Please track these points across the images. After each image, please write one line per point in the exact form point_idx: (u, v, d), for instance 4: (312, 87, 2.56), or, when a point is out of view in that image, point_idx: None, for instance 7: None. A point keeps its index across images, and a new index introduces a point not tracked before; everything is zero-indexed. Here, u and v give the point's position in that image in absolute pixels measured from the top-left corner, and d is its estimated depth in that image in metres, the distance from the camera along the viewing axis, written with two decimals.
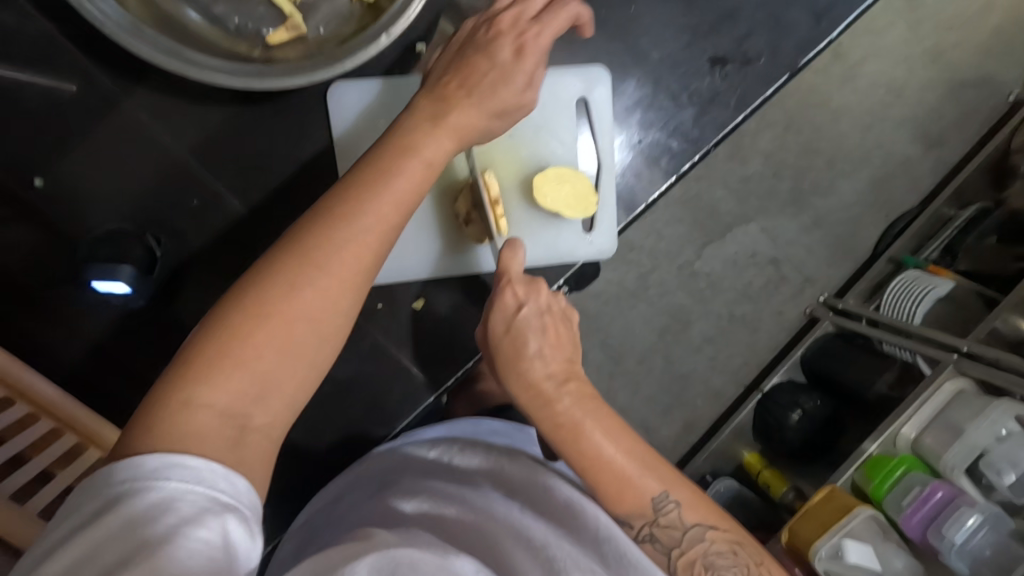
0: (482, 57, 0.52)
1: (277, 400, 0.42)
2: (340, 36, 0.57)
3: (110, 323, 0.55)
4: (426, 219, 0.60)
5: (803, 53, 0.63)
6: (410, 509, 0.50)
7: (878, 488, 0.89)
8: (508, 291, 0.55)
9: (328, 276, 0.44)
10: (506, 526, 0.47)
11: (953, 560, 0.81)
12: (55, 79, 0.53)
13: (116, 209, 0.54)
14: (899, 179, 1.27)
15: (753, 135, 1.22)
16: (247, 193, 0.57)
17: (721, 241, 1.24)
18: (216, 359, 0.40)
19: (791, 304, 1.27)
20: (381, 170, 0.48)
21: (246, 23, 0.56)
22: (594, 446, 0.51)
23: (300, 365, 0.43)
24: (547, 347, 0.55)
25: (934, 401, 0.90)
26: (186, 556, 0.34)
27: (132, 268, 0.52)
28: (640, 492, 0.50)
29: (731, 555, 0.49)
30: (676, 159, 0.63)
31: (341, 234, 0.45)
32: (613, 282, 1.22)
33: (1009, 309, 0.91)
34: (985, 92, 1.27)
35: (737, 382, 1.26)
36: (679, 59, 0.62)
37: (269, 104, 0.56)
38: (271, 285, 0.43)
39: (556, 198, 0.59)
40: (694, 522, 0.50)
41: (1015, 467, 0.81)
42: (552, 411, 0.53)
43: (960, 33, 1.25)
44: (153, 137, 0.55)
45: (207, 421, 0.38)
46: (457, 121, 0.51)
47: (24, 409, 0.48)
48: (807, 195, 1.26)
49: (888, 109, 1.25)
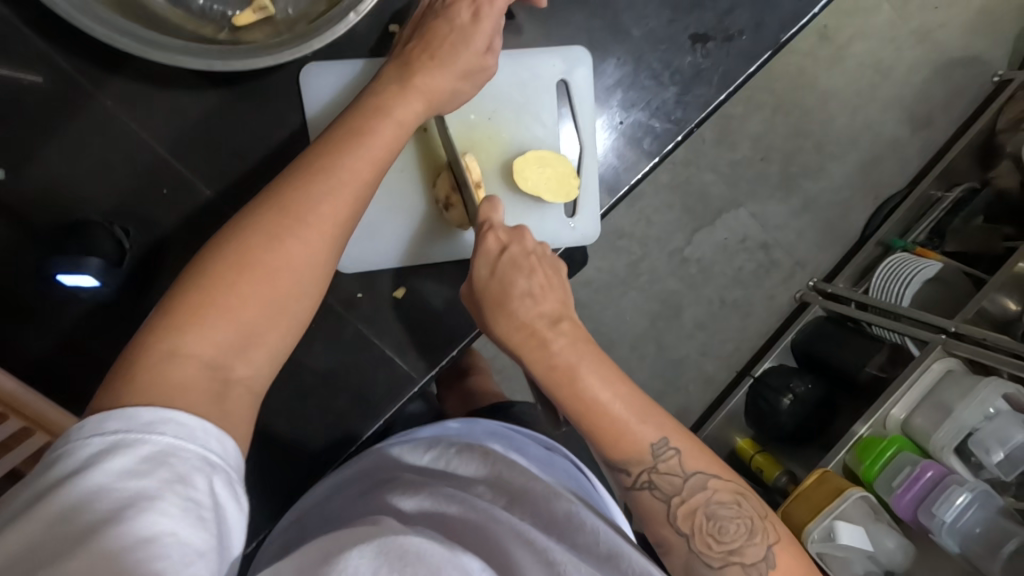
0: (443, 23, 0.52)
1: (258, 353, 0.43)
2: (309, 15, 0.54)
3: (78, 316, 0.53)
4: (406, 202, 0.60)
5: (786, 29, 0.60)
6: (406, 507, 0.48)
7: (869, 470, 0.89)
8: (490, 235, 0.53)
9: (309, 233, 0.46)
10: (507, 526, 0.44)
11: (943, 538, 0.81)
12: (14, 66, 0.51)
13: (81, 199, 0.53)
14: (887, 161, 1.27)
15: (741, 119, 1.22)
16: (219, 180, 0.55)
17: (711, 226, 1.24)
18: (202, 310, 0.41)
19: (781, 288, 1.27)
20: (356, 131, 0.49)
21: (211, 5, 0.54)
22: (588, 395, 0.53)
23: (280, 320, 0.44)
24: (537, 286, 0.54)
25: (923, 382, 0.91)
26: (176, 511, 0.33)
27: (100, 261, 0.50)
28: (637, 438, 0.53)
29: (733, 505, 0.52)
30: (659, 140, 0.60)
31: (320, 193, 0.46)
32: (604, 269, 1.22)
33: (994, 289, 0.91)
34: (972, 71, 1.27)
35: (730, 367, 1.26)
36: (660, 35, 0.60)
37: (237, 87, 0.55)
38: (251, 241, 0.44)
39: (538, 181, 0.58)
40: (694, 471, 0.53)
41: (1003, 445, 0.81)
42: (546, 352, 0.54)
43: (946, 13, 1.25)
44: (119, 124, 0.53)
45: (193, 370, 0.40)
46: (426, 84, 0.51)
47: None
48: (797, 178, 1.26)
49: (876, 90, 1.25)
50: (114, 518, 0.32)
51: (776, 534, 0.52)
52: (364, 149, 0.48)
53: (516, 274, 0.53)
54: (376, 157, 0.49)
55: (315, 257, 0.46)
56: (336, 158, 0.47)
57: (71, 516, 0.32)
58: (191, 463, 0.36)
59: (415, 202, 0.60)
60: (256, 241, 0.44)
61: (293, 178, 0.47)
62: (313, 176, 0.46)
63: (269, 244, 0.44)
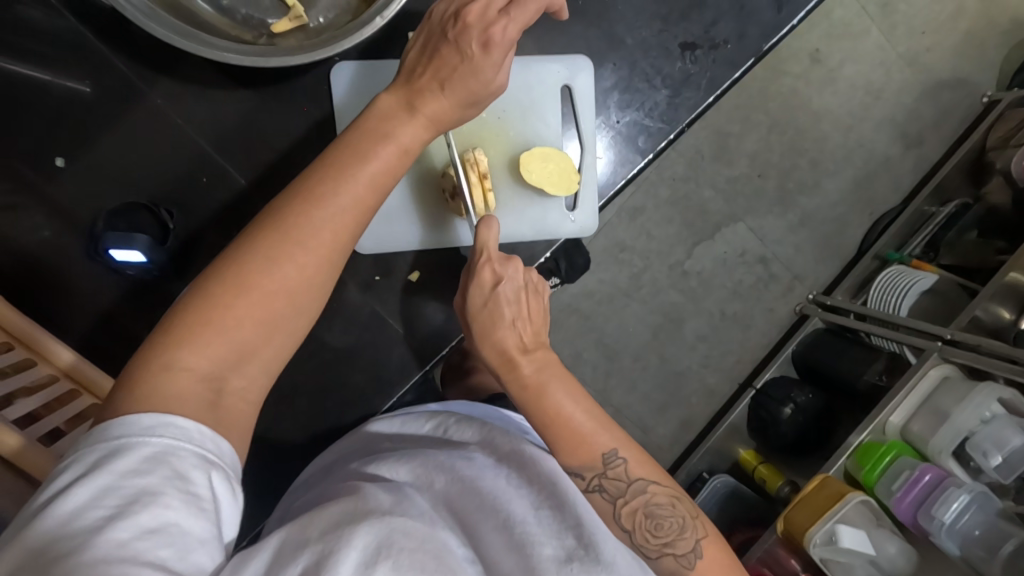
0: (450, 56, 0.54)
1: (254, 367, 0.46)
2: (340, 25, 0.61)
3: (119, 290, 0.59)
4: (414, 201, 0.66)
5: (766, 39, 0.65)
6: (395, 476, 0.54)
7: (869, 474, 0.90)
8: (486, 268, 0.57)
9: (306, 253, 0.48)
10: (491, 501, 0.48)
11: (943, 540, 0.82)
12: (75, 70, 0.58)
13: (130, 188, 0.59)
14: (882, 178, 1.31)
15: (738, 137, 1.26)
16: (251, 169, 0.61)
17: (711, 240, 1.27)
18: (200, 326, 0.44)
19: (781, 301, 1.30)
20: (358, 155, 0.51)
21: (251, 14, 0.60)
22: (554, 407, 0.56)
23: (275, 335, 0.47)
24: (519, 318, 0.59)
25: (920, 389, 0.92)
26: (178, 504, 0.37)
27: (147, 238, 0.56)
28: (592, 446, 0.55)
29: (669, 507, 0.55)
30: (653, 138, 0.65)
31: (320, 216, 0.48)
32: (606, 281, 1.24)
33: (988, 299, 0.93)
34: (960, 93, 1.32)
35: (732, 379, 1.29)
36: (651, 44, 0.64)
37: (272, 87, 0.61)
38: (252, 262, 0.46)
39: (541, 174, 0.63)
40: (638, 477, 0.55)
41: (1001, 448, 0.82)
42: (516, 375, 0.58)
43: (933, 38, 1.30)
44: (170, 121, 0.60)
45: (191, 384, 0.42)
46: (430, 112, 0.54)
47: (46, 370, 0.52)
48: (793, 194, 1.29)
49: (868, 110, 1.30)
50: (122, 512, 0.35)
51: (704, 531, 0.54)
52: (365, 171, 0.51)
53: (501, 308, 0.58)
54: (374, 180, 0.51)
55: (313, 275, 0.49)
56: (339, 179, 0.50)
57: (80, 513, 0.35)
58: (188, 461, 0.39)
59: (422, 196, 0.66)
60: (256, 262, 0.46)
61: (293, 200, 0.49)
62: (314, 200, 0.49)
63: (269, 264, 0.47)
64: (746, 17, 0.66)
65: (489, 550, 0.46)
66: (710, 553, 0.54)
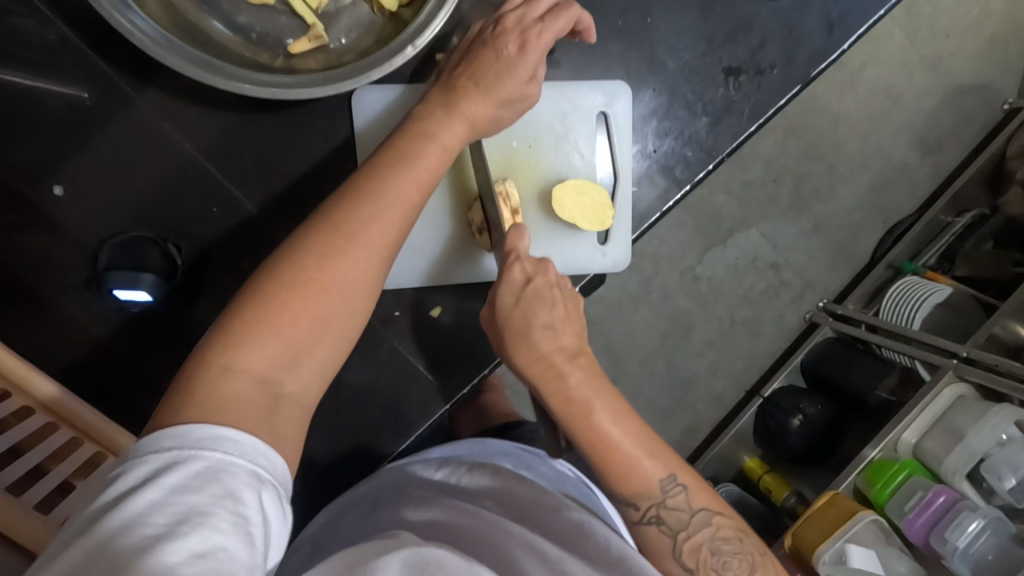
0: (484, 60, 0.53)
1: (310, 369, 0.44)
2: (361, 46, 0.58)
3: (118, 321, 0.56)
4: (441, 211, 0.63)
5: (814, 64, 0.62)
6: (418, 516, 0.52)
7: (880, 492, 0.89)
8: (515, 265, 0.54)
9: (360, 247, 0.46)
10: (517, 541, 0.47)
11: (955, 564, 0.80)
12: (69, 87, 0.54)
13: (121, 210, 0.56)
14: (898, 185, 1.28)
15: (754, 141, 1.23)
16: (254, 193, 0.58)
17: (723, 245, 1.25)
18: (257, 324, 0.42)
19: (792, 309, 1.28)
20: (401, 157, 0.50)
21: (267, 33, 0.57)
22: (596, 426, 0.53)
23: (329, 334, 0.45)
24: (557, 319, 0.54)
25: (935, 406, 0.91)
26: (226, 527, 0.34)
27: (152, 276, 0.55)
28: (644, 476, 0.53)
29: (736, 542, 0.53)
30: (691, 168, 0.62)
31: (370, 212, 0.47)
32: (615, 285, 1.22)
33: (1006, 315, 0.92)
34: (982, 99, 1.29)
35: (739, 387, 1.27)
36: (694, 68, 0.61)
37: (288, 112, 0.58)
38: (303, 262, 0.44)
39: (573, 209, 0.60)
40: (699, 508, 0.53)
41: (1015, 472, 0.81)
42: (563, 385, 0.53)
43: (957, 41, 1.26)
44: (167, 137, 0.57)
45: (246, 385, 0.40)
46: (469, 111, 0.53)
47: (43, 417, 0.47)
48: (808, 200, 1.26)
49: (887, 115, 1.26)
50: (170, 533, 0.32)
51: (775, 569, 0.53)
52: (416, 169, 0.50)
53: (538, 307, 0.53)
54: (424, 177, 0.50)
55: (364, 274, 0.46)
56: (388, 173, 0.49)
57: (125, 532, 0.32)
58: (240, 478, 0.36)
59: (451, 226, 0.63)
60: (308, 260, 0.45)
61: (342, 200, 0.47)
62: (362, 197, 0.47)
63: (320, 262, 0.45)
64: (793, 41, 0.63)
65: None
66: None
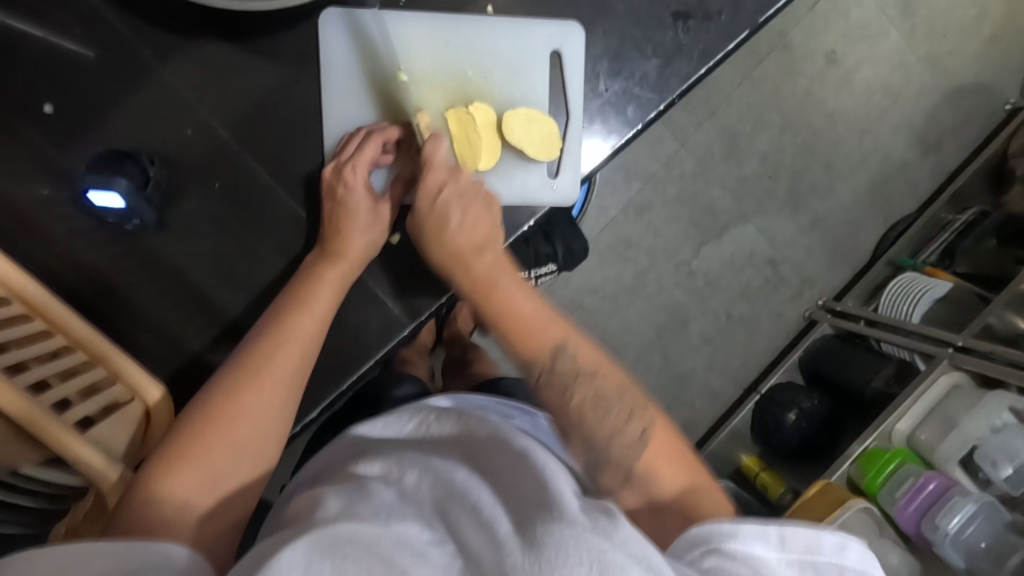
0: (340, 207, 0.56)
1: (227, 486, 0.48)
2: None
3: (91, 237, 0.55)
4: None
5: (761, 12, 0.61)
6: (365, 472, 0.48)
7: (873, 481, 0.87)
8: (430, 174, 0.55)
9: (266, 381, 0.51)
10: (458, 488, 0.43)
11: (947, 551, 0.79)
12: (60, 25, 0.55)
13: (110, 134, 0.55)
14: (897, 183, 1.28)
15: (750, 137, 1.24)
16: (237, 125, 0.57)
17: (719, 240, 1.25)
18: (173, 459, 0.46)
19: (790, 306, 1.28)
20: (297, 301, 0.54)
21: None
22: (503, 299, 0.55)
23: (242, 458, 0.49)
24: (468, 218, 0.56)
25: (930, 395, 0.89)
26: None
27: (128, 181, 0.52)
28: (543, 338, 0.53)
29: (617, 398, 0.52)
30: (642, 108, 0.61)
31: (270, 349, 0.51)
32: (610, 278, 1.23)
33: (1002, 306, 0.90)
34: (983, 98, 1.29)
35: (736, 384, 1.26)
36: (643, 12, 0.60)
37: (255, 43, 0.57)
38: (207, 408, 0.49)
39: (522, 135, 0.59)
40: (585, 365, 0.53)
41: (1011, 460, 0.78)
42: (467, 272, 0.56)
43: (954, 42, 1.27)
44: (152, 70, 0.56)
45: (178, 512, 0.45)
46: (354, 250, 0.55)
47: (19, 308, 0.48)
48: (805, 197, 1.27)
49: (885, 114, 1.27)
50: None
51: (653, 421, 0.52)
52: (314, 303, 0.54)
53: (448, 211, 0.55)
54: (322, 311, 0.54)
55: (273, 404, 0.50)
56: (295, 309, 0.53)
57: None
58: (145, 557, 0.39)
59: None
60: (217, 402, 0.49)
61: (248, 346, 0.52)
62: (264, 339, 0.52)
63: (229, 404, 0.49)
64: None
65: (461, 531, 0.40)
66: (660, 441, 0.51)
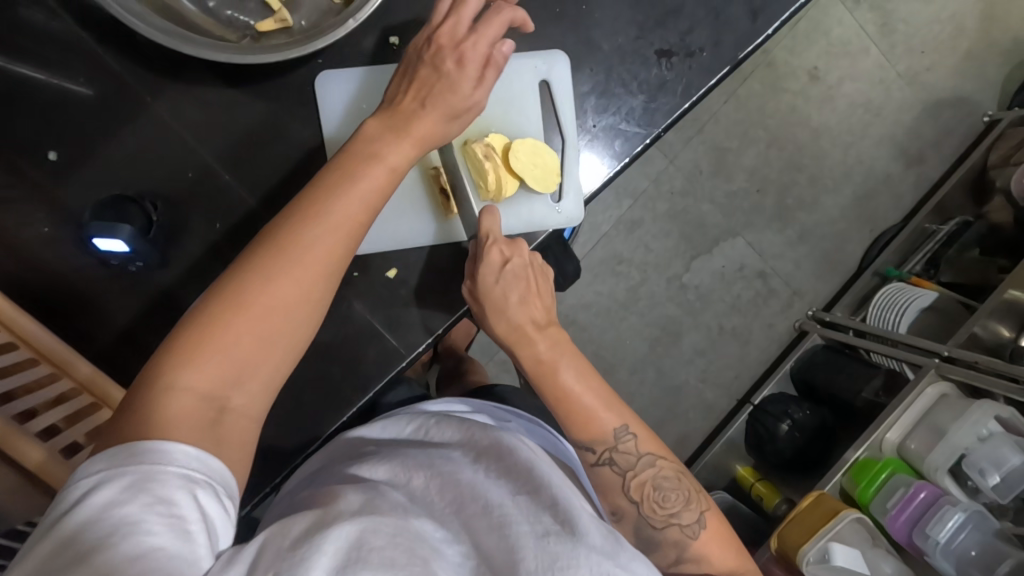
0: (443, 81, 0.52)
1: (253, 383, 0.46)
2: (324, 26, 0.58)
3: (94, 280, 0.56)
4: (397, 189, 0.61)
5: (741, 48, 0.63)
6: (371, 476, 0.48)
7: (864, 492, 0.89)
8: (493, 248, 0.58)
9: (301, 267, 0.47)
10: (471, 486, 0.44)
11: (938, 560, 0.81)
12: (59, 72, 0.56)
13: (112, 177, 0.56)
14: (881, 195, 1.31)
15: (737, 153, 1.27)
16: (236, 164, 0.58)
17: (709, 254, 1.27)
18: (193, 346, 0.43)
19: (781, 317, 1.29)
20: (338, 181, 0.50)
21: (237, 16, 0.58)
22: (563, 385, 0.59)
23: (274, 350, 0.46)
24: (525, 294, 0.60)
25: (917, 406, 0.91)
26: (161, 529, 0.35)
27: (131, 228, 0.53)
28: (602, 422, 0.58)
29: (675, 480, 0.58)
30: (628, 142, 0.63)
31: (306, 231, 0.48)
32: (602, 292, 1.24)
33: (986, 316, 0.92)
34: (961, 112, 1.32)
35: (729, 396, 1.28)
36: (628, 50, 0.62)
37: (255, 87, 0.58)
38: (237, 290, 0.45)
39: (525, 168, 0.60)
40: (646, 452, 0.58)
41: (998, 468, 0.80)
42: (532, 350, 0.60)
43: (932, 57, 1.31)
44: (150, 109, 0.57)
45: (189, 402, 0.42)
46: (418, 133, 0.52)
47: (25, 353, 0.50)
48: (792, 210, 1.29)
49: (867, 128, 1.30)
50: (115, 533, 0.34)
51: (706, 503, 0.58)
52: (355, 192, 0.50)
53: (511, 288, 0.58)
54: (366, 202, 0.50)
55: (305, 293, 0.47)
56: (334, 192, 0.49)
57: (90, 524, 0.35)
58: (171, 483, 0.38)
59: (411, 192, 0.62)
60: (247, 283, 0.46)
61: (282, 224, 0.48)
62: (298, 216, 0.48)
63: (257, 288, 0.46)
64: (722, 26, 0.63)
65: (478, 535, 0.41)
66: (713, 523, 0.57)
